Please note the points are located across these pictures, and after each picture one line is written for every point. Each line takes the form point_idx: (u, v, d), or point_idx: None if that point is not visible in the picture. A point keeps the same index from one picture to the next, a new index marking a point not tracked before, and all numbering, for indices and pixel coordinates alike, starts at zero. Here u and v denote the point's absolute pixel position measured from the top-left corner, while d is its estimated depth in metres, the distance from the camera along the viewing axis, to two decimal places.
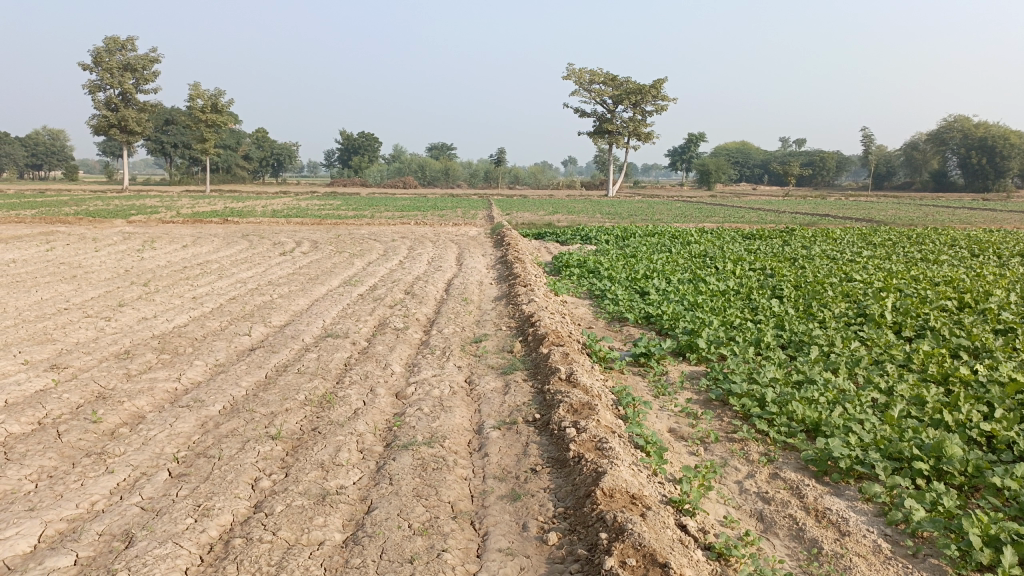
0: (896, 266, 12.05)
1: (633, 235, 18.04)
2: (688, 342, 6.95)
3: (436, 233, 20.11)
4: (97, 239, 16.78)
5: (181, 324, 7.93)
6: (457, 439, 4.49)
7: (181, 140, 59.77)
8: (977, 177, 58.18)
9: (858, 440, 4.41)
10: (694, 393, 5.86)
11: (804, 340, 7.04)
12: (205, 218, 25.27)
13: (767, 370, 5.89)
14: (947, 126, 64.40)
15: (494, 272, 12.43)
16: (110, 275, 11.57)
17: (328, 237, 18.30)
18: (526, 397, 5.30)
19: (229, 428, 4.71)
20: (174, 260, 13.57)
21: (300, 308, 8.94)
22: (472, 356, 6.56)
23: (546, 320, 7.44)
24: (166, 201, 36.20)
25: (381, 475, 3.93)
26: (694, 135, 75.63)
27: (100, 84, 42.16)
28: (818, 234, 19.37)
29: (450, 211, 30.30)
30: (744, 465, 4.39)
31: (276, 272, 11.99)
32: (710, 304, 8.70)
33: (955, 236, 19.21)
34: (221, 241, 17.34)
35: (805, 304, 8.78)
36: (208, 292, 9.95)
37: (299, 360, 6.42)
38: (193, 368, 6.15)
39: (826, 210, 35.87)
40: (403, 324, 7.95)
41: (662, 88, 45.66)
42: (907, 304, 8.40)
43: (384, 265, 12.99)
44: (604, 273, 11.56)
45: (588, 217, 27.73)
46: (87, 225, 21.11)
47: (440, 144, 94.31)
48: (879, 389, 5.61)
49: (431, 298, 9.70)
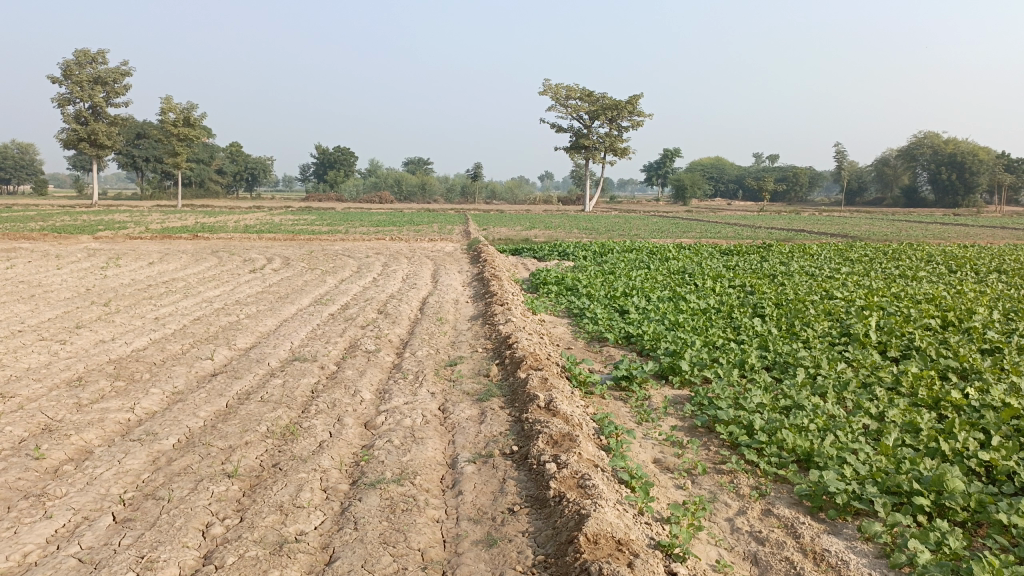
0: (876, 283, 11.95)
1: (611, 251, 17.86)
2: (671, 364, 6.71)
3: (411, 249, 19.78)
4: (61, 256, 16.29)
5: (140, 348, 7.54)
6: (429, 475, 4.19)
7: (154, 154, 58.97)
8: (947, 192, 58.98)
9: (853, 473, 4.19)
10: (678, 419, 5.60)
11: (789, 362, 6.82)
12: (175, 233, 24.76)
13: (754, 395, 5.66)
14: (916, 142, 65.34)
15: (470, 290, 12.14)
16: (70, 294, 11.11)
17: (300, 254, 17.90)
18: (503, 426, 5.01)
19: (183, 465, 4.37)
20: (139, 278, 13.12)
21: (267, 329, 8.58)
22: (446, 381, 6.26)
23: (523, 342, 7.16)
24: (136, 216, 35.57)
25: (345, 518, 3.63)
26: (670, 150, 76.08)
27: (69, 97, 41.43)
28: (795, 249, 19.34)
29: (426, 226, 30.01)
30: (735, 500, 4.13)
31: (245, 290, 11.61)
32: (691, 324, 8.47)
33: (931, 252, 19.23)
34: (189, 258, 16.88)
35: (789, 323, 8.59)
36: (172, 313, 9.55)
37: (263, 386, 6.08)
38: (149, 397, 5.79)
39: (800, 224, 36.09)
40: (374, 346, 7.62)
41: (637, 104, 45.85)
42: (891, 323, 8.24)
43: (358, 283, 12.66)
44: (582, 291, 11.32)
45: (565, 232, 27.59)
46: (53, 241, 20.56)
47: (418, 159, 94.16)
48: (870, 414, 5.40)
49: (405, 317, 9.38)
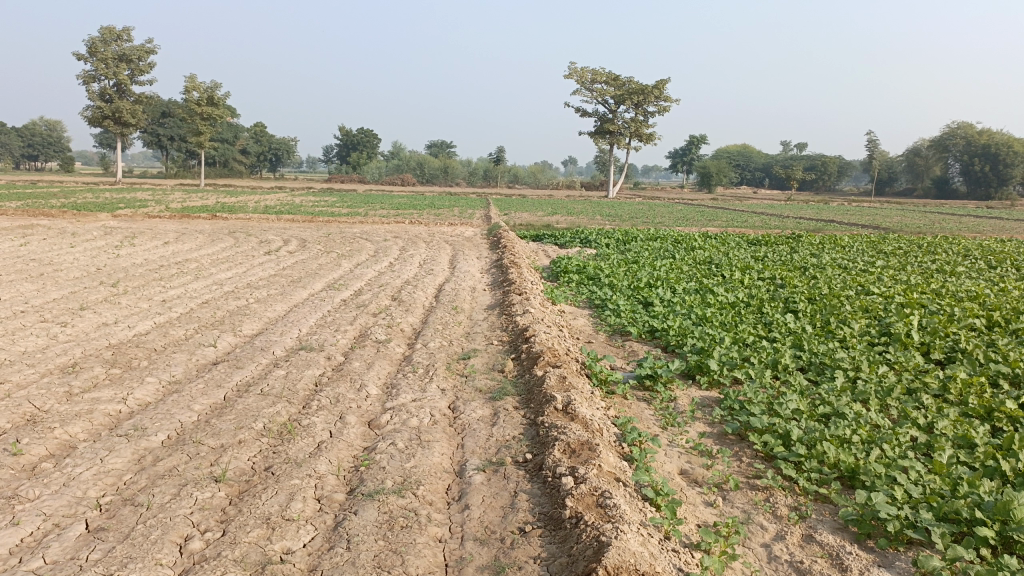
0: (913, 278, 11.42)
1: (634, 239, 17.36)
2: (698, 363, 6.28)
3: (430, 233, 19.39)
4: (77, 234, 16.09)
5: (142, 333, 7.23)
6: (433, 485, 3.81)
7: (178, 133, 59.04)
8: (979, 184, 57.66)
9: (903, 495, 3.77)
10: (706, 425, 5.18)
11: (826, 364, 6.36)
12: (194, 213, 24.59)
13: (790, 400, 5.23)
14: (949, 132, 63.82)
15: (488, 277, 11.74)
16: (80, 274, 10.85)
17: (317, 236, 17.60)
18: (516, 430, 4.63)
19: (168, 465, 4.03)
20: (152, 258, 12.87)
21: (276, 315, 8.24)
22: (458, 376, 5.88)
23: (541, 335, 6.76)
24: (158, 195, 35.50)
25: (338, 535, 3.27)
26: (696, 137, 74.98)
27: (94, 74, 41.39)
28: (825, 241, 18.73)
29: (447, 210, 29.55)
30: (771, 523, 3.72)
31: (257, 273, 11.30)
32: (720, 319, 8.01)
33: (968, 246, 18.52)
34: (205, 238, 16.64)
35: (823, 321, 8.11)
36: (180, 295, 9.26)
37: (264, 377, 5.74)
38: (143, 387, 5.47)
39: (828, 215, 35.25)
40: (385, 336, 7.25)
41: (664, 89, 45.04)
42: (933, 323, 7.73)
43: (373, 268, 12.32)
44: (604, 281, 10.88)
45: (588, 219, 27.08)
46: (71, 219, 20.44)
47: (440, 143, 93.59)
48: (918, 426, 4.95)
49: (419, 305, 9.00)
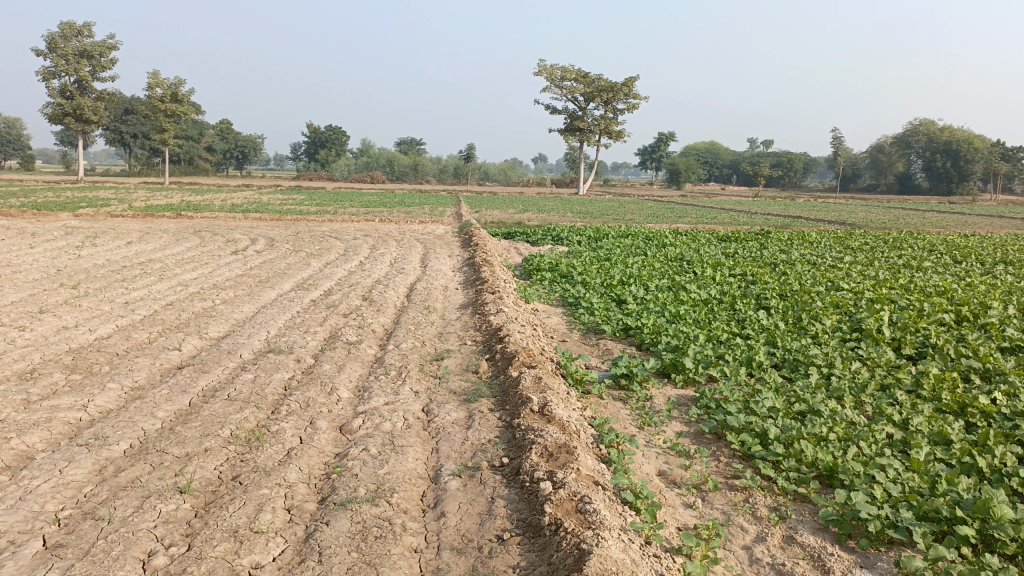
0: (881, 273, 11.52)
1: (606, 236, 17.36)
2: (673, 361, 6.24)
3: (400, 231, 19.23)
4: (37, 234, 15.67)
5: (104, 337, 7.01)
6: (408, 493, 3.70)
7: (142, 130, 57.96)
8: (940, 180, 58.75)
9: (882, 495, 3.75)
10: (683, 424, 5.14)
11: (800, 361, 6.36)
12: (158, 212, 24.10)
13: (766, 398, 5.20)
14: (911, 128, 64.90)
15: (460, 276, 11.63)
16: (39, 275, 10.54)
17: (286, 235, 17.34)
18: (492, 433, 4.54)
19: (130, 476, 3.88)
20: (115, 259, 12.56)
21: (243, 317, 8.05)
22: (432, 378, 5.77)
23: (515, 335, 6.67)
24: (122, 193, 34.81)
25: (310, 547, 3.15)
26: (665, 134, 75.41)
27: (54, 70, 40.45)
28: (794, 236, 18.89)
29: (417, 208, 29.31)
30: (752, 524, 3.68)
31: (224, 273, 11.07)
32: (693, 316, 7.99)
33: (932, 241, 18.82)
34: (170, 237, 16.30)
35: (795, 317, 8.12)
36: (144, 297, 9.01)
37: (231, 382, 5.58)
38: (105, 393, 5.28)
39: (795, 211, 35.59)
40: (356, 337, 7.11)
41: (633, 86, 45.17)
42: (904, 318, 7.78)
43: (343, 267, 12.13)
44: (577, 278, 10.83)
45: (559, 216, 27.05)
46: (31, 219, 19.92)
47: (410, 140, 93.03)
48: (893, 423, 4.96)
49: (390, 305, 8.86)
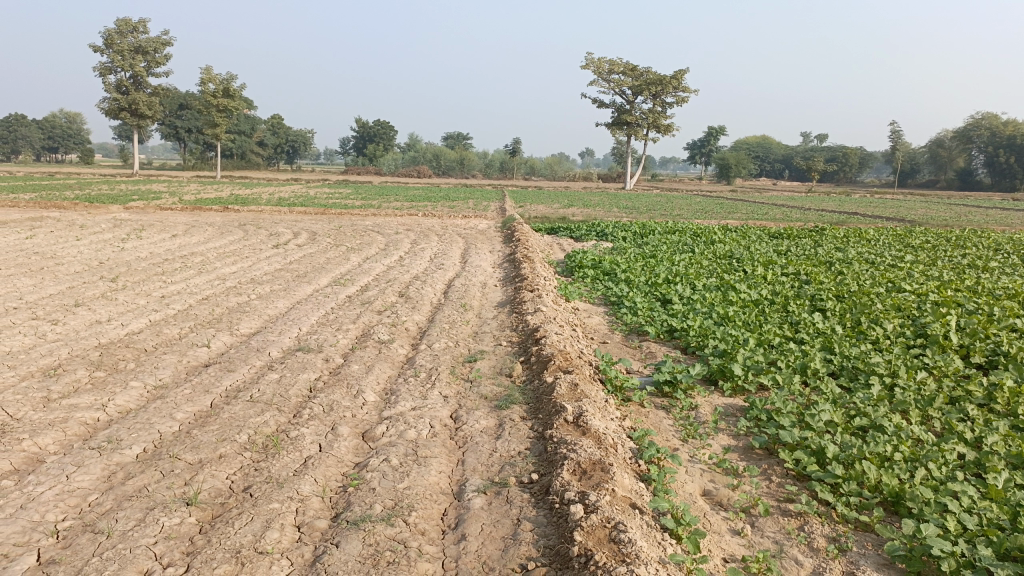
0: (944, 274, 10.89)
1: (652, 232, 16.91)
2: (721, 367, 5.85)
3: (442, 226, 19.01)
4: (85, 227, 15.83)
5: (134, 332, 6.90)
6: (427, 511, 3.41)
7: (195, 125, 59.04)
8: (1004, 176, 56.53)
9: (956, 527, 3.34)
10: (731, 438, 4.75)
11: (860, 369, 5.92)
12: (206, 205, 24.33)
13: (823, 410, 4.80)
14: (973, 122, 62.53)
15: (500, 272, 11.33)
16: (81, 268, 10.55)
17: (329, 229, 17.26)
18: (523, 444, 4.23)
19: (138, 485, 3.67)
20: (157, 252, 12.59)
21: (276, 313, 7.88)
22: (463, 381, 5.48)
23: (552, 337, 6.35)
24: (173, 186, 35.42)
25: (317, 572, 2.89)
26: (715, 128, 74.08)
27: (110, 66, 41.32)
28: (850, 234, 18.17)
29: (461, 202, 29.20)
30: (807, 557, 3.31)
31: (262, 268, 10.96)
32: (743, 318, 7.55)
33: (997, 239, 17.93)
34: (214, 231, 16.33)
35: (854, 320, 7.64)
36: (180, 291, 8.92)
37: (255, 382, 5.37)
38: (126, 392, 5.12)
39: (849, 207, 34.55)
40: (388, 336, 6.86)
41: (683, 79, 44.35)
42: (973, 324, 7.23)
43: (382, 262, 11.96)
44: (621, 276, 10.45)
45: (605, 211, 26.59)
46: (83, 211, 20.27)
47: (456, 134, 93.01)
48: (965, 441, 4.50)
49: (427, 302, 8.62)
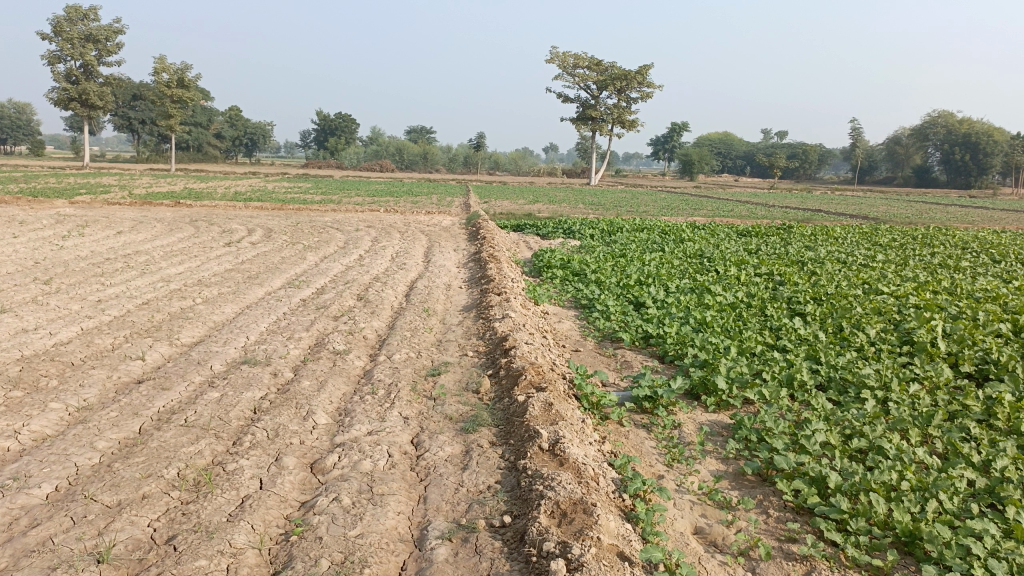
0: (919, 275, 10.66)
1: (620, 230, 16.51)
2: (703, 380, 5.44)
3: (404, 223, 18.46)
4: (25, 223, 14.93)
5: (62, 342, 6.26)
6: (383, 565, 2.94)
7: (149, 116, 57.26)
8: (959, 173, 57.44)
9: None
10: (720, 462, 4.34)
11: (849, 381, 5.55)
12: (157, 200, 23.33)
13: (818, 431, 4.39)
14: (930, 120, 63.50)
15: (465, 273, 10.82)
16: (13, 269, 9.78)
17: (286, 225, 16.58)
18: (494, 477, 3.77)
19: (41, 536, 3.11)
20: (99, 250, 11.81)
21: (222, 320, 7.27)
22: (425, 399, 4.99)
23: (523, 347, 5.88)
24: (124, 179, 34.09)
25: None
26: (678, 124, 74.22)
27: (59, 54, 39.71)
28: (817, 231, 18.02)
29: (424, 197, 28.58)
30: None
31: (211, 268, 10.30)
32: (722, 324, 7.15)
33: (963, 237, 17.90)
34: (164, 227, 15.54)
35: (836, 326, 7.30)
36: (118, 295, 8.25)
37: (192, 402, 4.81)
38: (43, 416, 4.52)
39: (811, 204, 34.62)
40: (344, 345, 6.32)
41: (647, 74, 44.14)
42: (959, 330, 6.92)
43: (341, 261, 11.38)
44: (591, 277, 10.04)
45: (571, 208, 26.19)
46: (25, 206, 19.23)
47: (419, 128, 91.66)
48: (973, 465, 4.14)
49: (387, 307, 8.09)
